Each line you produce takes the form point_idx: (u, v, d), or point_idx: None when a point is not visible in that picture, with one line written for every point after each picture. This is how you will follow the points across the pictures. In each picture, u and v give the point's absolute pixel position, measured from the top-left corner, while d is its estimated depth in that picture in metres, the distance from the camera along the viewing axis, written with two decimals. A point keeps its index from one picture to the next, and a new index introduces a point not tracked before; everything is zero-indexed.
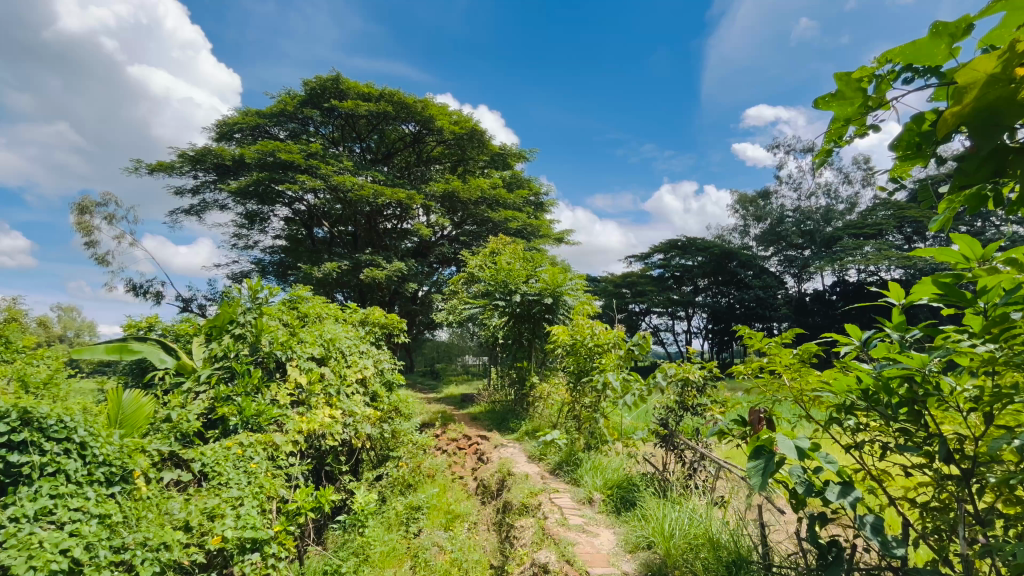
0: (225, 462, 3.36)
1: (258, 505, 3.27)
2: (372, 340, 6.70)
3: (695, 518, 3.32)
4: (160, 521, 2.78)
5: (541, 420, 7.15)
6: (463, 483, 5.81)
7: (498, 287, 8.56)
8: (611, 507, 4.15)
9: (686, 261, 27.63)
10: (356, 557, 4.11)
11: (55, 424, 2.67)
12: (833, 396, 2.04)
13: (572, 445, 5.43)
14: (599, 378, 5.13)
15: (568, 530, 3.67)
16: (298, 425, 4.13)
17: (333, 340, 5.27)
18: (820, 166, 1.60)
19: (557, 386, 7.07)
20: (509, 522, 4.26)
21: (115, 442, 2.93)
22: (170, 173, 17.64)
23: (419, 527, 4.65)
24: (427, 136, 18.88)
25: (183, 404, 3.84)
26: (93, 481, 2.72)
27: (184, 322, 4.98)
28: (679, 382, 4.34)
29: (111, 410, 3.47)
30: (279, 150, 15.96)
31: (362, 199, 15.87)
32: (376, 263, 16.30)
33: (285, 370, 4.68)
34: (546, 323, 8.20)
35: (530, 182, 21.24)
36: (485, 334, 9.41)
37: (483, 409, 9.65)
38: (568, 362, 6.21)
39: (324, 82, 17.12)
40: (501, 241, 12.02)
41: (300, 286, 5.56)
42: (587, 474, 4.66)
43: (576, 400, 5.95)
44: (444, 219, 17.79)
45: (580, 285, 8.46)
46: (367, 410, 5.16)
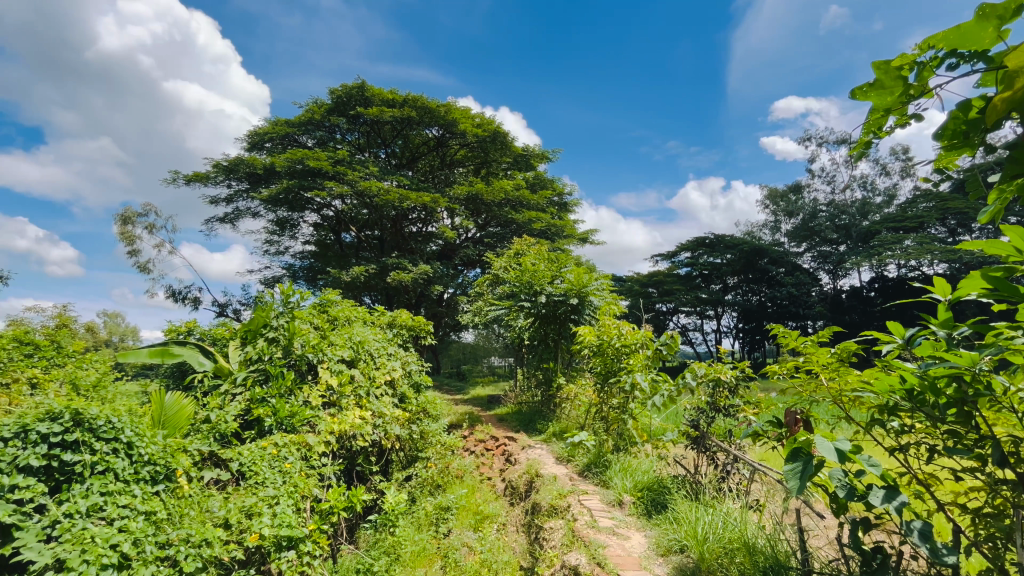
0: (261, 462, 3.46)
1: (293, 504, 3.33)
2: (400, 342, 6.78)
3: (730, 522, 3.25)
4: (201, 519, 2.88)
5: (569, 421, 7.12)
6: (491, 484, 5.84)
7: (524, 288, 8.56)
8: (641, 509, 4.08)
9: (714, 258, 27.08)
10: (388, 556, 4.14)
11: (104, 424, 2.82)
12: (875, 396, 1.97)
13: (600, 446, 5.37)
14: (627, 378, 5.04)
15: (598, 532, 3.64)
16: (330, 426, 4.22)
17: (363, 342, 5.38)
18: (858, 159, 1.55)
19: (584, 386, 7.00)
20: (537, 523, 4.26)
21: (159, 442, 3.08)
22: (205, 183, 18.31)
23: (448, 527, 4.68)
24: (450, 139, 19.09)
25: (221, 406, 3.99)
26: (139, 479, 2.87)
27: (221, 326, 5.19)
28: (710, 382, 4.25)
29: (155, 411, 3.64)
30: (307, 157, 16.36)
31: (388, 203, 16.11)
32: (402, 266, 16.52)
33: (316, 372, 4.78)
34: (572, 323, 8.15)
35: (554, 182, 21.20)
36: (511, 335, 9.42)
37: (511, 410, 9.68)
38: (595, 362, 6.15)
39: (350, 90, 17.49)
40: (526, 242, 12.03)
41: (329, 290, 5.72)
42: (616, 476, 4.61)
43: (604, 402, 5.90)
44: (469, 222, 17.90)
45: (606, 285, 8.39)
46: (396, 411, 5.23)
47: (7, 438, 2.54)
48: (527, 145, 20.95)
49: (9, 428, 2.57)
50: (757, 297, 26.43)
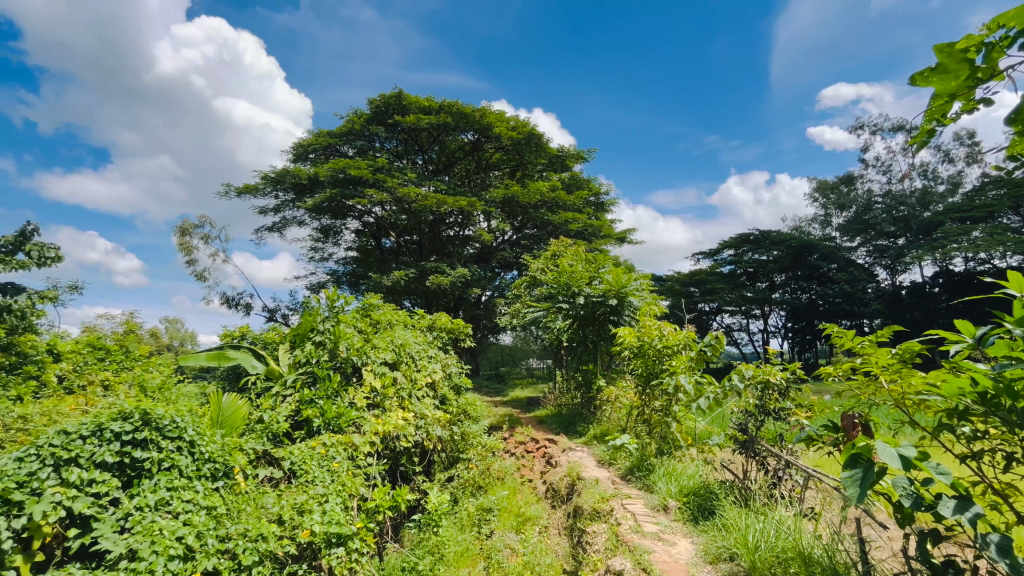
0: (311, 461, 3.58)
1: (342, 502, 3.40)
2: (440, 345, 6.88)
3: (784, 530, 3.12)
4: (257, 514, 3.01)
5: (609, 424, 7.04)
6: (532, 487, 5.81)
7: (561, 289, 8.46)
8: (688, 515, 3.96)
9: (760, 256, 26.10)
10: (432, 555, 4.20)
11: (169, 424, 3.03)
12: (942, 399, 1.84)
13: (643, 450, 5.26)
14: (669, 380, 4.91)
15: (643, 537, 3.58)
16: (374, 427, 4.32)
17: (404, 345, 5.50)
18: (920, 149, 1.46)
19: (626, 389, 6.89)
20: (580, 526, 4.22)
21: (217, 441, 3.29)
22: (254, 194, 19.24)
23: (490, 528, 4.69)
24: (485, 143, 19.28)
25: (273, 407, 4.20)
26: (201, 476, 3.07)
27: (272, 331, 5.47)
28: (759, 384, 4.07)
29: (214, 412, 3.87)
30: (348, 167, 16.90)
31: (426, 209, 16.44)
32: (441, 270, 16.78)
33: (360, 375, 4.92)
34: (611, 324, 8.04)
35: (590, 182, 20.99)
36: (550, 337, 9.37)
37: (550, 412, 9.62)
38: (636, 364, 6.03)
39: (388, 99, 17.95)
40: (562, 243, 11.96)
41: (371, 294, 5.90)
42: (660, 480, 4.50)
43: (646, 404, 5.78)
44: (505, 224, 18.00)
45: (645, 284, 8.24)
46: (437, 412, 5.31)
47: (87, 435, 2.77)
48: (563, 146, 20.87)
49: (87, 427, 2.79)
50: (807, 295, 25.25)
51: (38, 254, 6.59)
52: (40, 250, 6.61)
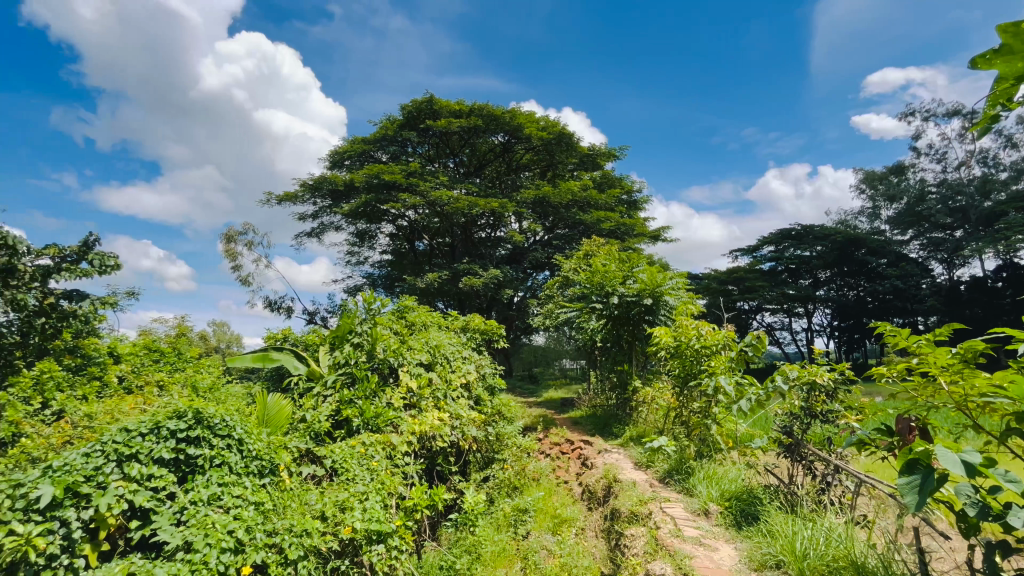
0: (351, 459, 3.68)
1: (381, 500, 3.46)
2: (474, 346, 6.93)
3: (834, 538, 2.98)
4: (302, 510, 3.11)
5: (646, 425, 6.92)
6: (568, 488, 5.75)
7: (594, 289, 8.34)
8: (730, 520, 3.84)
9: (802, 252, 25.08)
10: (469, 554, 4.23)
11: (219, 423, 3.19)
12: (1010, 403, 1.73)
13: (681, 453, 5.13)
14: (708, 381, 4.78)
15: (683, 542, 3.50)
16: (411, 426, 4.39)
17: (438, 346, 5.59)
18: (983, 134, 1.37)
19: (662, 390, 6.75)
20: (617, 529, 4.16)
21: (264, 439, 3.43)
22: (294, 202, 19.91)
23: (527, 529, 4.67)
24: (515, 145, 19.35)
25: (315, 407, 4.35)
26: (249, 472, 3.22)
27: (313, 333, 5.66)
28: (805, 386, 3.89)
29: (261, 411, 4.05)
30: (383, 172, 17.26)
31: (458, 211, 16.62)
32: (474, 271, 16.92)
33: (396, 375, 5.02)
34: (647, 324, 7.90)
35: (622, 181, 20.75)
36: (584, 337, 9.28)
37: (584, 413, 9.54)
38: (672, 365, 5.88)
39: (420, 105, 18.31)
40: (595, 243, 11.85)
41: (407, 297, 6.04)
42: (700, 484, 4.38)
43: (684, 406, 5.65)
44: (537, 225, 17.99)
45: (681, 283, 8.09)
46: (472, 413, 5.35)
47: (145, 433, 2.94)
48: (594, 145, 20.72)
49: (146, 424, 2.97)
50: (854, 292, 24.09)
51: (100, 263, 7.03)
52: (101, 258, 7.07)
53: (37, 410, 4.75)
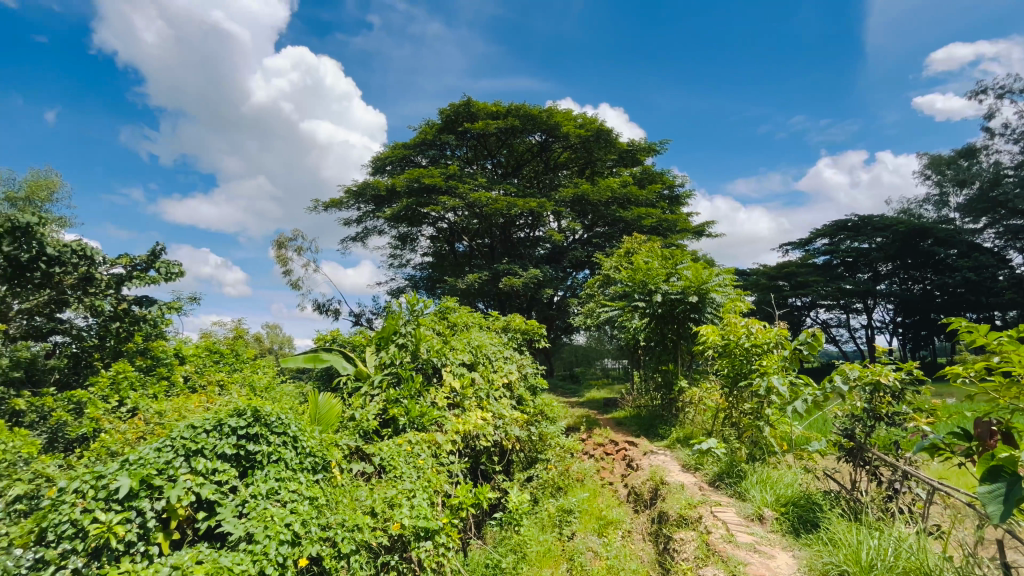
0: (398, 457, 3.77)
1: (428, 497, 3.52)
2: (515, 346, 6.94)
3: (905, 549, 2.80)
4: (353, 506, 3.21)
5: (693, 427, 6.74)
6: (613, 489, 5.62)
7: (637, 287, 8.14)
8: (787, 527, 3.67)
9: (860, 244, 23.71)
10: (515, 554, 4.25)
11: (276, 420, 3.38)
12: None
13: (732, 455, 4.94)
14: (759, 381, 4.60)
15: (736, 548, 3.39)
16: (455, 426, 4.46)
17: (480, 346, 5.67)
18: None
19: (710, 389, 6.54)
20: (666, 533, 4.07)
21: (316, 437, 3.60)
22: (340, 208, 20.62)
23: (572, 530, 4.64)
24: (553, 143, 19.26)
25: (363, 406, 4.49)
26: (304, 468, 3.37)
27: (360, 334, 5.86)
28: (867, 386, 3.66)
29: (313, 410, 4.22)
30: (422, 176, 17.58)
31: (497, 212, 16.73)
32: (513, 271, 17.02)
33: (440, 375, 5.12)
34: (692, 322, 7.68)
35: (663, 175, 20.23)
36: (626, 336, 9.10)
37: (628, 414, 9.38)
38: (720, 365, 5.69)
39: (458, 108, 18.59)
40: (636, 239, 11.61)
41: (449, 298, 6.17)
42: (753, 488, 4.21)
43: (734, 407, 5.45)
44: (576, 223, 17.82)
45: (728, 280, 7.83)
46: (514, 413, 5.35)
47: (209, 430, 3.13)
48: (633, 140, 20.35)
49: (210, 422, 3.18)
50: (920, 286, 22.48)
51: (166, 270, 7.55)
52: (167, 266, 7.58)
53: (115, 407, 5.15)
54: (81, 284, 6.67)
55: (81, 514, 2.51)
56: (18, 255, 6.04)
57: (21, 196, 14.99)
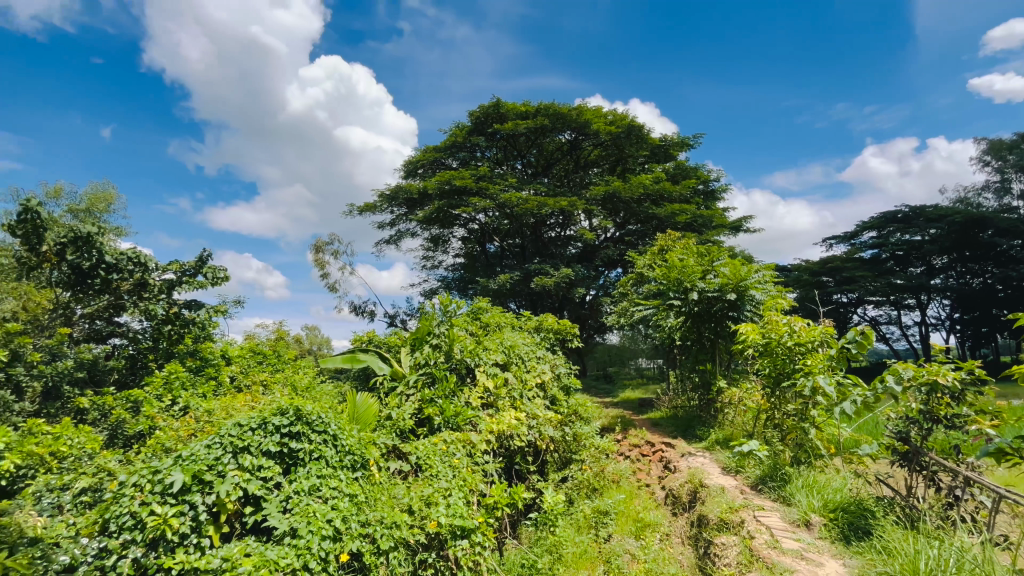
0: (434, 456, 3.83)
1: (464, 496, 3.54)
2: (548, 346, 6.93)
3: (968, 560, 2.63)
4: (391, 503, 3.29)
5: (733, 428, 6.55)
6: (650, 491, 5.52)
7: (672, 285, 7.94)
8: (836, 533, 3.51)
9: (911, 237, 22.49)
10: (551, 554, 4.24)
11: (317, 419, 3.49)
12: None
13: (776, 458, 4.76)
14: (803, 381, 4.41)
15: (782, 554, 3.27)
16: (489, 425, 4.47)
17: (513, 347, 5.70)
18: None
19: (751, 390, 6.34)
20: (706, 537, 3.97)
21: (355, 436, 3.70)
22: (374, 212, 21.07)
23: (608, 531, 4.58)
24: (583, 141, 19.09)
25: (399, 406, 4.58)
26: (343, 466, 3.46)
27: (395, 335, 5.97)
28: (923, 387, 3.44)
29: (351, 409, 4.32)
30: (454, 178, 17.74)
31: (528, 211, 16.73)
32: (545, 271, 16.95)
33: (474, 375, 5.18)
34: (731, 321, 7.46)
35: (698, 170, 19.74)
36: (661, 335, 8.92)
37: (665, 414, 9.18)
38: (761, 365, 5.50)
39: (487, 110, 18.70)
40: (670, 236, 11.36)
41: (481, 299, 6.24)
42: (799, 493, 4.04)
43: (777, 408, 5.27)
44: (608, 221, 17.60)
45: (769, 276, 7.56)
46: (548, 413, 5.32)
47: (254, 428, 3.27)
48: (665, 135, 20.00)
49: (255, 420, 3.31)
50: (980, 280, 21.09)
51: (212, 275, 7.91)
52: (214, 271, 7.94)
53: (168, 406, 5.43)
54: (136, 290, 7.07)
55: (140, 507, 2.66)
56: (80, 263, 6.48)
57: (82, 208, 15.99)
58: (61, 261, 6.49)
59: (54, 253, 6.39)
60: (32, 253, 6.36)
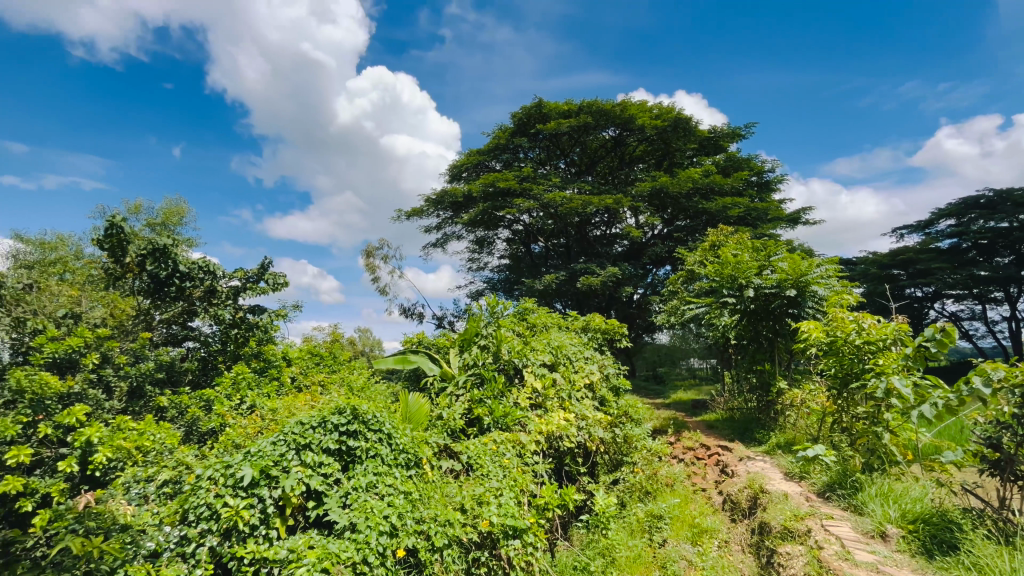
0: (484, 456, 3.87)
1: (515, 496, 3.56)
2: (596, 346, 6.84)
3: None
4: (443, 501, 3.35)
5: (796, 432, 6.21)
6: (706, 495, 5.32)
7: (725, 282, 7.61)
8: (916, 546, 3.25)
9: (997, 223, 20.49)
10: (604, 558, 4.18)
11: (372, 419, 3.62)
12: None
13: (845, 464, 4.47)
14: (875, 382, 4.12)
15: (855, 567, 3.07)
16: (539, 426, 4.47)
17: (561, 347, 5.68)
18: None
19: (815, 391, 6.00)
20: (768, 546, 3.78)
21: (409, 435, 3.81)
22: (421, 216, 21.57)
23: (663, 536, 4.45)
24: (628, 137, 18.74)
25: (449, 406, 4.68)
26: (398, 464, 3.57)
27: (444, 337, 6.10)
28: (1017, 389, 3.11)
29: (404, 409, 4.45)
30: (498, 180, 17.86)
31: (573, 211, 16.59)
32: (591, 271, 16.73)
33: (522, 376, 5.19)
34: (790, 318, 7.09)
35: (750, 161, 18.93)
36: (715, 334, 8.60)
37: (720, 416, 8.82)
38: (826, 365, 5.17)
39: (529, 110, 18.74)
40: (722, 231, 10.92)
41: (527, 300, 6.27)
42: (872, 502, 3.77)
43: (844, 411, 4.95)
44: (655, 218, 17.17)
45: (832, 270, 7.13)
46: (598, 414, 5.23)
47: (315, 426, 3.43)
48: (714, 126, 19.35)
49: (315, 419, 3.47)
50: None
51: (273, 281, 8.38)
52: (274, 278, 8.41)
53: (236, 405, 5.79)
54: (206, 296, 7.58)
55: (215, 499, 2.86)
56: (158, 272, 7.06)
57: (158, 221, 17.38)
58: (142, 271, 7.14)
59: (136, 264, 7.04)
60: (118, 264, 7.05)
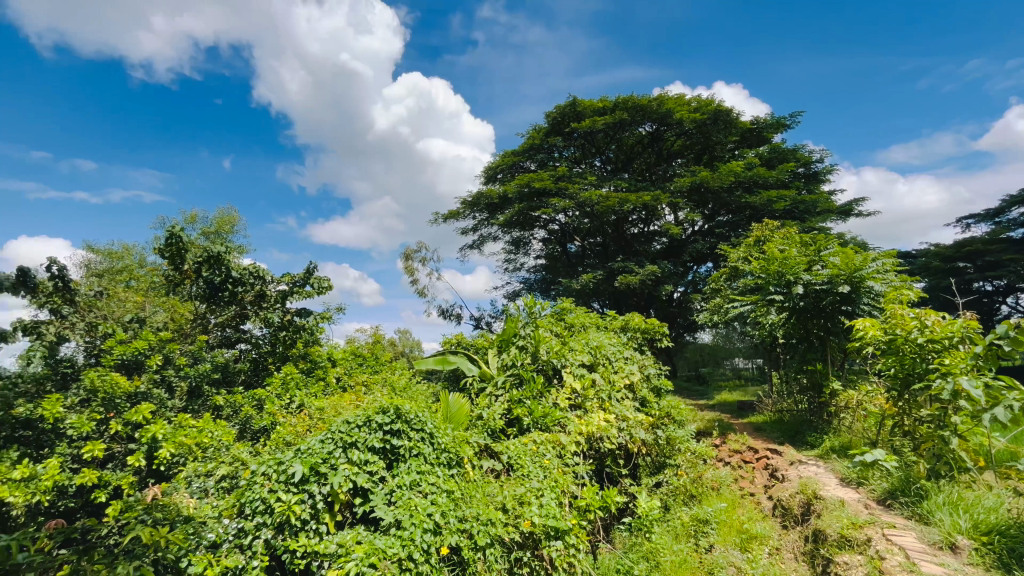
0: (525, 456, 3.88)
1: (556, 497, 3.55)
2: (636, 346, 6.72)
3: None
4: (485, 501, 3.38)
5: (852, 435, 5.89)
6: (755, 500, 5.12)
7: (771, 278, 7.31)
8: (990, 559, 3.02)
9: None
10: (648, 561, 4.11)
11: (415, 418, 3.70)
12: None
13: (907, 470, 4.20)
14: (941, 383, 3.86)
15: None
16: (579, 427, 4.43)
17: (600, 347, 5.61)
18: None
19: (871, 393, 5.68)
20: (824, 554, 3.61)
21: (450, 434, 3.87)
22: (457, 219, 21.82)
23: (709, 542, 4.32)
24: (666, 132, 18.32)
25: (489, 406, 4.72)
26: (441, 462, 3.64)
27: (482, 338, 6.15)
28: None
29: (445, 410, 4.52)
30: (533, 180, 17.85)
31: (609, 209, 16.36)
32: (629, 270, 16.44)
33: (561, 376, 5.16)
34: (844, 315, 6.72)
35: (797, 152, 18.12)
36: (761, 334, 8.27)
37: (768, 418, 8.47)
38: (884, 364, 4.87)
39: (564, 109, 18.64)
40: (768, 226, 10.48)
41: (564, 299, 6.24)
42: (939, 510, 3.53)
43: (906, 414, 4.66)
44: (695, 214, 16.69)
45: (889, 264, 6.73)
46: (639, 415, 5.13)
47: (360, 425, 3.52)
48: (757, 117, 18.64)
49: (360, 418, 3.58)
50: None
51: (318, 285, 8.69)
52: (319, 281, 8.72)
53: (285, 405, 6.04)
54: (257, 300, 7.95)
55: (269, 494, 3.01)
56: (213, 278, 7.47)
57: (212, 230, 18.40)
58: (199, 277, 7.56)
59: (194, 270, 7.49)
60: (178, 271, 7.49)
